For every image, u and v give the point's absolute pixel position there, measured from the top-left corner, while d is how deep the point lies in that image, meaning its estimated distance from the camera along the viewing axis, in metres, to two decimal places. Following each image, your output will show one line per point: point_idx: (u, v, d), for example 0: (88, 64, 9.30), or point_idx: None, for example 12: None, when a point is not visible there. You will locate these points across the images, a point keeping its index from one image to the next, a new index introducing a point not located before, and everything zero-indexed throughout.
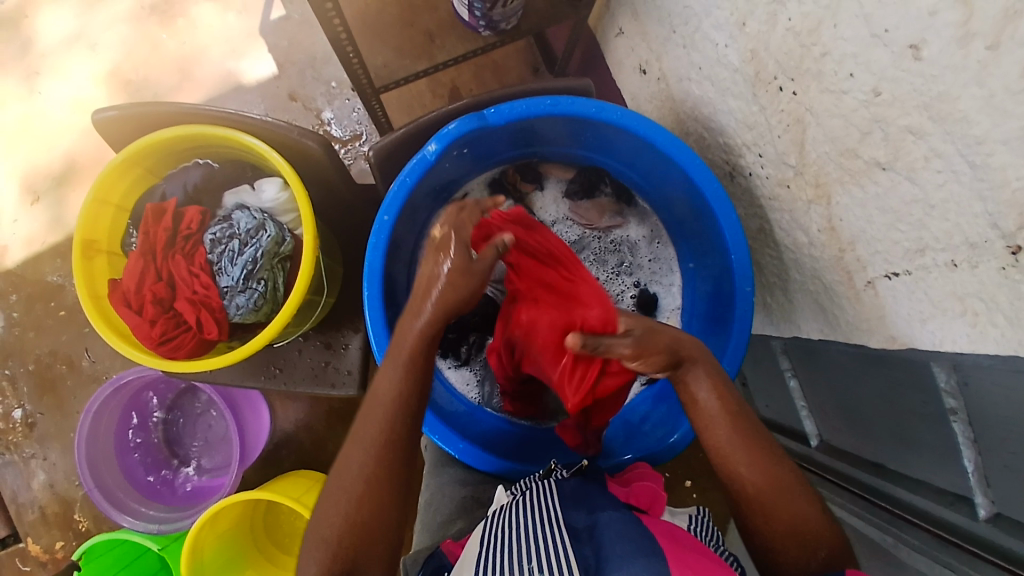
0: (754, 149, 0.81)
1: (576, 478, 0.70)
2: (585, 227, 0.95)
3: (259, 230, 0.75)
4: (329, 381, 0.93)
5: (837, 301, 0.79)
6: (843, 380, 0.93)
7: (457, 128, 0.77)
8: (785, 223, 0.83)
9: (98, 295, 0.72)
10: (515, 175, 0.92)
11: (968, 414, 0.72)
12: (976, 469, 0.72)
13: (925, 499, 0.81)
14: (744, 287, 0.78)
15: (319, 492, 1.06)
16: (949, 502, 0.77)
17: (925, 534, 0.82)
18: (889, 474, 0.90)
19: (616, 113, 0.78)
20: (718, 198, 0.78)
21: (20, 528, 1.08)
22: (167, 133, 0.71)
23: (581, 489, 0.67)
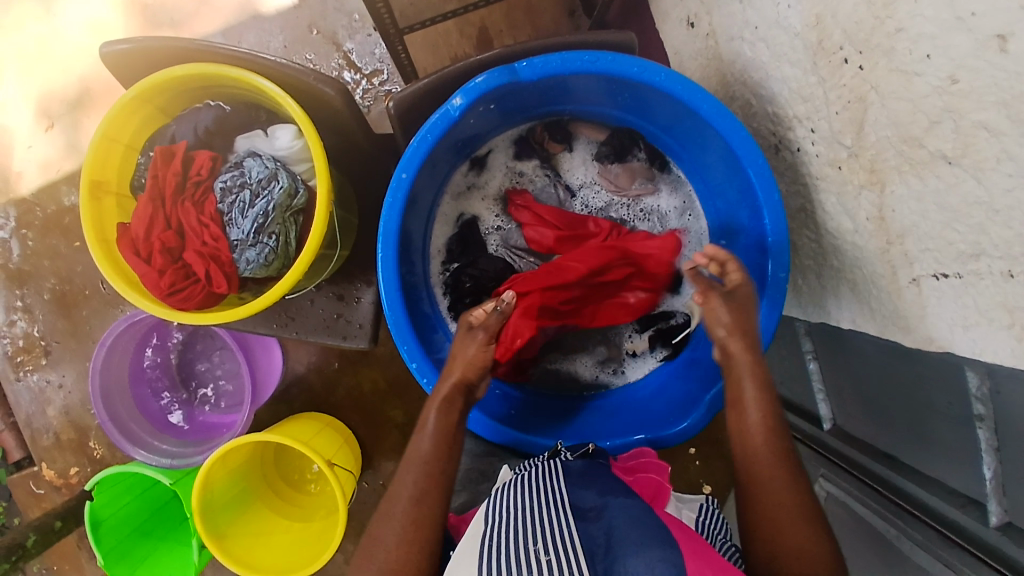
0: (806, 123, 0.75)
1: (583, 457, 0.69)
2: (614, 194, 0.88)
3: (272, 180, 0.71)
4: (341, 333, 0.92)
5: (876, 293, 0.75)
6: (866, 371, 0.90)
7: (484, 82, 0.72)
8: (830, 205, 0.77)
9: (107, 239, 0.70)
10: (543, 133, 0.86)
11: (995, 422, 0.69)
12: (994, 477, 0.71)
13: (940, 499, 0.80)
14: (778, 272, 0.74)
15: (328, 436, 1.08)
16: (961, 505, 0.76)
17: (931, 532, 0.81)
18: (902, 468, 0.88)
19: (659, 74, 0.72)
20: (760, 174, 0.73)
21: (36, 451, 1.11)
22: (180, 71, 0.67)
23: (590, 470, 0.66)
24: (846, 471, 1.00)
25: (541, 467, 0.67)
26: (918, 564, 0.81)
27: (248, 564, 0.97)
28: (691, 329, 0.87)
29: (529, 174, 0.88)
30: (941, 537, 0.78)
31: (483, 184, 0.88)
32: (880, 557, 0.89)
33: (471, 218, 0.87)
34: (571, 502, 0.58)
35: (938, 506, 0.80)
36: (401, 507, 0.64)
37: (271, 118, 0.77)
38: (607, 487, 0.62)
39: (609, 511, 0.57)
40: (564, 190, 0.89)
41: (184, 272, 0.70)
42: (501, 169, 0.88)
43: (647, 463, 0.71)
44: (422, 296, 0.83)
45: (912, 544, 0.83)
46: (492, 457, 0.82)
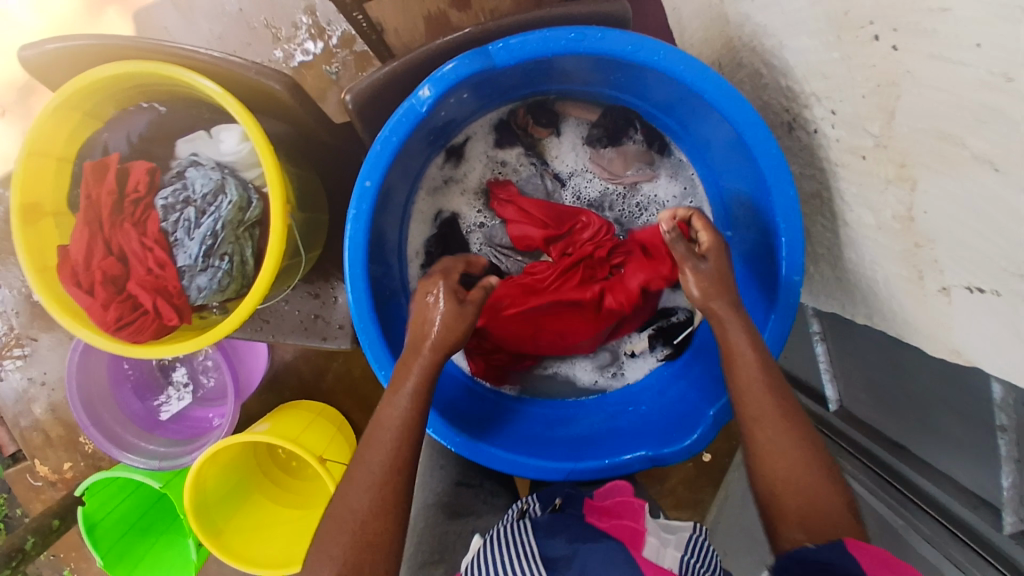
0: (826, 103, 0.65)
1: (552, 515, 0.66)
2: (609, 181, 0.81)
3: (218, 194, 0.64)
4: (320, 334, 0.86)
5: (899, 296, 0.67)
6: (876, 361, 0.85)
7: (455, 70, 0.62)
8: (851, 196, 0.68)
9: (46, 266, 0.62)
10: (526, 117, 0.77)
11: (1019, 433, 0.63)
12: (1013, 488, 0.65)
13: (949, 495, 0.75)
14: (791, 275, 0.66)
15: (318, 427, 1.05)
16: (973, 506, 0.71)
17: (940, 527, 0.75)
18: (910, 457, 0.83)
19: (656, 53, 0.62)
20: (773, 167, 0.65)
21: (26, 449, 1.09)
22: (110, 70, 0.58)
23: (560, 521, 0.64)
24: (851, 452, 0.94)
25: (512, 529, 0.64)
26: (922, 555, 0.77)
27: (248, 559, 0.97)
28: (693, 327, 0.82)
29: (513, 163, 0.81)
30: (948, 532, 0.74)
31: (461, 176, 0.80)
32: (885, 542, 0.85)
33: (450, 215, 0.80)
34: (544, 557, 0.58)
35: (946, 501, 0.75)
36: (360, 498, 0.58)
37: (214, 117, 0.69)
38: (579, 535, 0.61)
39: (580, 562, 0.56)
40: (552, 180, 0.81)
41: (131, 302, 0.63)
42: (480, 159, 0.80)
43: (621, 502, 0.66)
44: (402, 305, 0.76)
45: (918, 537, 0.78)
46: (468, 517, 0.79)
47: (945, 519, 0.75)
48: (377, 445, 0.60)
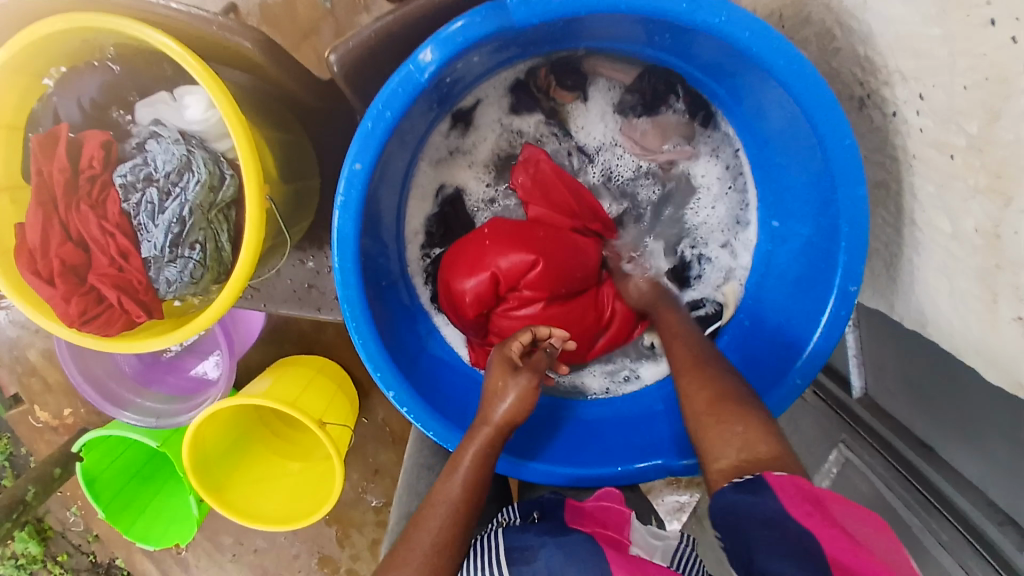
0: (912, 84, 0.54)
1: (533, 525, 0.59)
2: (640, 158, 0.72)
3: (185, 172, 0.55)
4: (315, 304, 0.81)
5: (963, 316, 0.58)
6: (924, 361, 0.78)
7: (464, 30, 0.51)
8: (926, 195, 0.58)
9: (2, 250, 0.56)
10: (548, 78, 0.68)
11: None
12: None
13: (976, 509, 0.68)
14: (847, 284, 0.57)
15: (315, 386, 1.00)
16: (998, 522, 0.65)
17: (960, 536, 0.69)
18: (935, 459, 0.75)
19: (716, 14, 0.51)
20: (845, 161, 0.54)
21: (26, 394, 1.07)
22: (49, 25, 0.48)
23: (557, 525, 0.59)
24: (870, 441, 0.86)
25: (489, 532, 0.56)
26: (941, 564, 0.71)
27: (249, 514, 0.96)
28: (721, 323, 0.71)
29: (532, 133, 0.72)
30: (967, 543, 0.67)
31: (470, 148, 0.71)
32: (896, 537, 0.79)
33: (454, 191, 0.72)
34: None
35: (973, 516, 0.68)
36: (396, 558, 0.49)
37: (177, 74, 0.59)
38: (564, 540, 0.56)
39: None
40: (577, 155, 0.72)
41: (95, 295, 0.56)
42: (493, 127, 0.71)
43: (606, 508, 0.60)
44: (400, 292, 0.69)
45: (936, 542, 0.71)
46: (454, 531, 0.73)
47: (965, 530, 0.68)
48: (430, 516, 0.52)
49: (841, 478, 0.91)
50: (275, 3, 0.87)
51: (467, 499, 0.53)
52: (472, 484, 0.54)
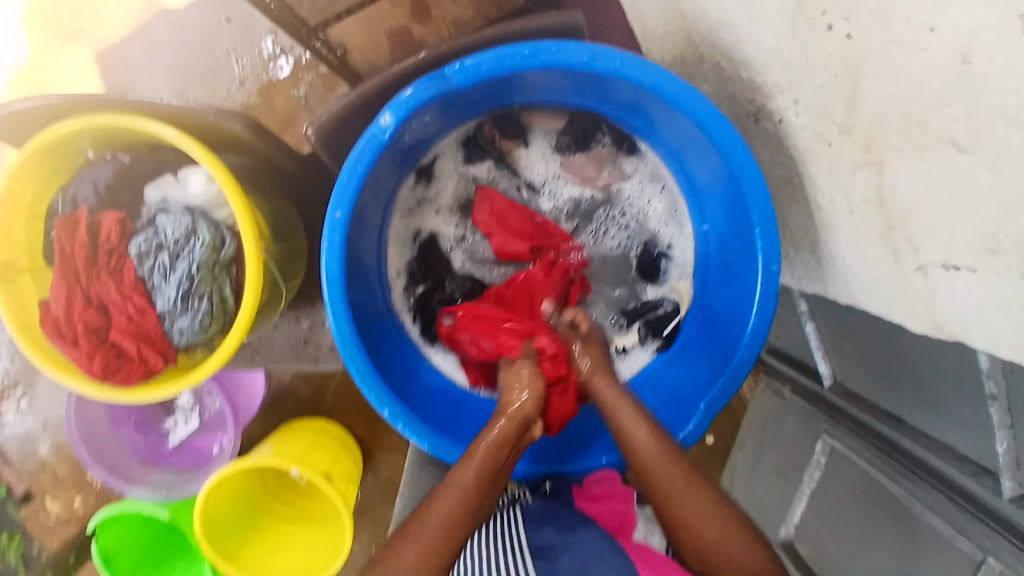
0: (788, 91, 0.65)
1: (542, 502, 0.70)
2: (582, 186, 0.82)
3: (190, 236, 0.64)
4: (313, 357, 0.88)
5: (879, 278, 0.65)
6: (867, 337, 0.83)
7: (414, 96, 0.62)
8: (823, 180, 0.68)
9: (29, 321, 0.63)
10: (493, 130, 0.78)
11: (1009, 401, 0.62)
12: (1008, 453, 0.63)
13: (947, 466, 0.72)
14: (769, 265, 0.66)
15: (317, 444, 1.05)
16: (971, 474, 0.68)
17: (944, 496, 0.73)
18: (907, 429, 0.79)
19: (614, 60, 0.62)
20: (745, 159, 0.64)
21: (37, 493, 1.10)
22: (65, 125, 0.58)
23: (548, 511, 0.67)
24: (846, 424, 0.91)
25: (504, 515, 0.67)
26: (931, 527, 0.75)
27: None
28: (681, 316, 0.81)
29: (485, 177, 0.81)
30: (953, 504, 0.71)
31: (434, 196, 0.81)
32: (887, 514, 0.82)
33: (429, 236, 0.81)
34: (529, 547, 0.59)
35: (949, 473, 0.72)
36: (408, 533, 0.59)
37: (179, 157, 0.70)
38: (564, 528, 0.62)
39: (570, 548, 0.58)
40: (527, 190, 0.82)
41: (115, 350, 0.64)
42: (451, 177, 0.81)
43: (611, 489, 0.71)
44: (388, 329, 0.77)
45: (924, 507, 0.75)
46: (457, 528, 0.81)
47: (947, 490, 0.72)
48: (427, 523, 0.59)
49: (831, 466, 0.94)
50: (256, 103, 0.99)
51: (463, 506, 0.61)
52: (487, 471, 0.63)
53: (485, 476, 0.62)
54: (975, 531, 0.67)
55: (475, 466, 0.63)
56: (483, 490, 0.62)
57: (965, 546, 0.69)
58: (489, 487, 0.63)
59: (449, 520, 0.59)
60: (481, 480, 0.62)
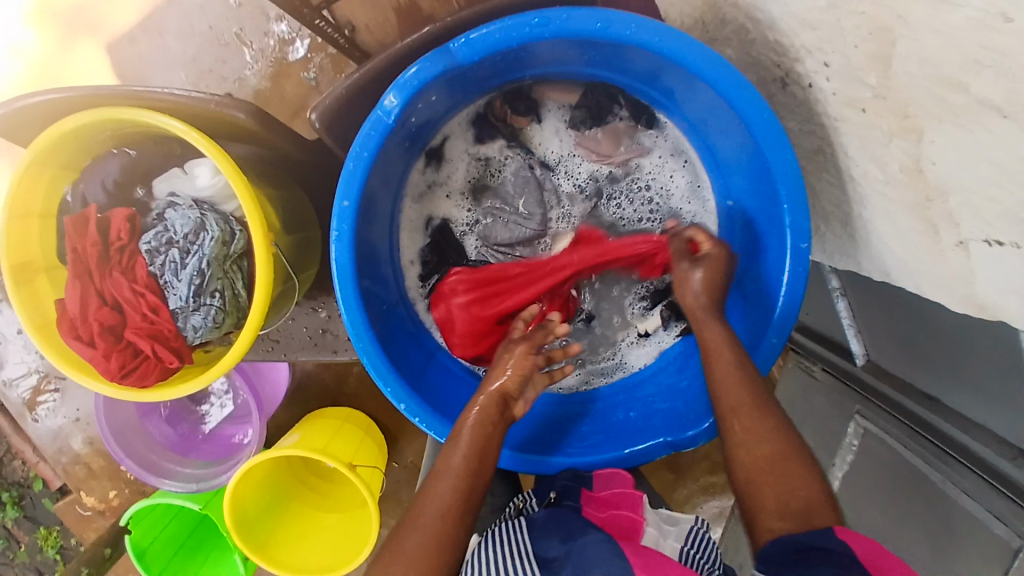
0: (817, 55, 0.61)
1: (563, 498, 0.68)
2: (598, 163, 0.79)
3: (200, 232, 0.63)
4: (331, 347, 0.87)
5: (915, 254, 0.62)
6: (898, 312, 0.80)
7: (419, 74, 0.60)
8: (855, 150, 0.64)
9: (45, 321, 0.63)
10: (503, 107, 0.76)
11: None
12: None
13: (987, 448, 0.69)
14: (798, 242, 0.63)
15: (341, 431, 1.05)
16: (1011, 458, 0.65)
17: (978, 479, 0.70)
18: (942, 409, 0.76)
19: (628, 26, 0.59)
20: (771, 131, 0.61)
21: (72, 482, 1.12)
22: (70, 121, 0.57)
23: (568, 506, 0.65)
24: (885, 408, 0.86)
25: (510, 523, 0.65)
26: (964, 509, 0.72)
27: (293, 566, 1.00)
28: None
29: (497, 157, 0.79)
30: (990, 486, 0.68)
31: (445, 179, 0.79)
32: (923, 494, 0.80)
33: (441, 221, 0.79)
34: (550, 545, 0.58)
35: (986, 455, 0.68)
36: (405, 529, 0.54)
37: (185, 151, 0.69)
38: (586, 526, 0.61)
39: (574, 557, 0.55)
40: (540, 168, 0.80)
41: (132, 349, 0.63)
42: (462, 158, 0.79)
43: (618, 494, 0.67)
44: (403, 317, 0.76)
45: (959, 490, 0.72)
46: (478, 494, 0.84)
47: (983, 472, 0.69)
48: (430, 497, 0.56)
49: (864, 448, 0.92)
50: (266, 89, 0.98)
51: (470, 466, 0.58)
52: (475, 451, 0.59)
53: (476, 462, 0.58)
54: (1015, 519, 0.64)
55: (470, 432, 0.60)
56: (476, 476, 0.58)
57: (1001, 532, 0.67)
58: (488, 454, 0.59)
59: (443, 510, 0.55)
60: (477, 441, 0.59)
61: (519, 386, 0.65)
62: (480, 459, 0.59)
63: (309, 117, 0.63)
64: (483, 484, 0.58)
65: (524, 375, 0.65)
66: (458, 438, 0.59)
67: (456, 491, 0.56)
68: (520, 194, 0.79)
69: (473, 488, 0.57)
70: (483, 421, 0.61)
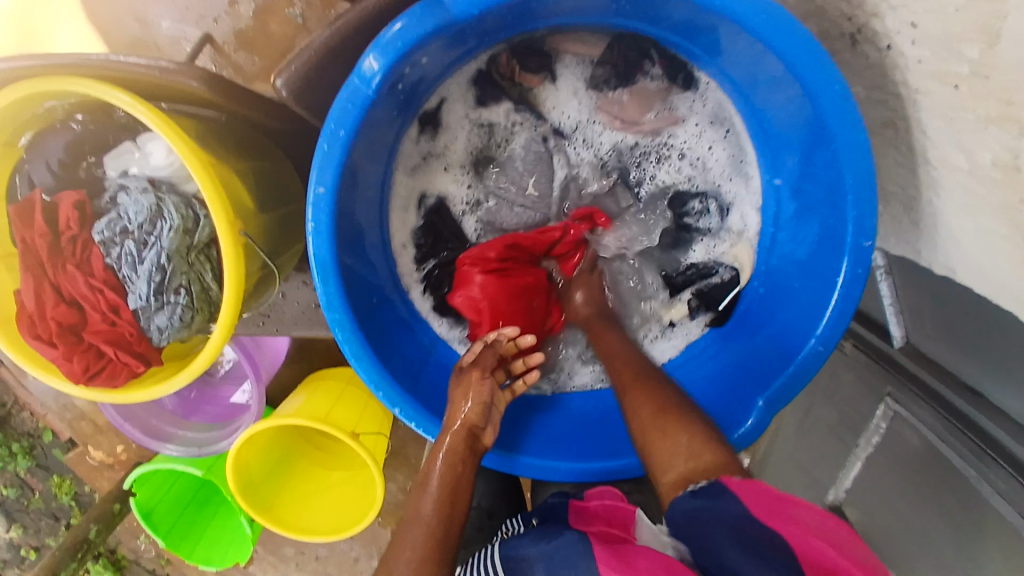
0: (903, 11, 0.49)
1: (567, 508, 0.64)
2: (623, 131, 0.68)
3: (155, 220, 0.55)
4: (324, 324, 0.81)
5: (996, 260, 0.52)
6: (963, 303, 0.71)
7: (403, 33, 0.49)
8: (936, 130, 0.53)
9: (1, 319, 0.56)
10: (511, 64, 0.65)
11: None
12: None
13: None
14: (859, 241, 0.54)
15: (344, 396, 1.01)
16: None
17: (1018, 485, 0.63)
18: (987, 407, 0.69)
19: None
20: (839, 107, 0.50)
21: (80, 436, 1.13)
22: (0, 99, 0.48)
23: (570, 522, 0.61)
24: (917, 391, 0.79)
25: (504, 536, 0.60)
26: (998, 512, 0.66)
27: (300, 528, 0.99)
28: (738, 289, 0.69)
29: (503, 124, 0.69)
30: None
31: (442, 149, 0.69)
32: (956, 494, 0.73)
33: (437, 201, 0.70)
34: None
35: None
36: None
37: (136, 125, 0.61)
38: None
39: None
40: (553, 137, 0.69)
41: (97, 348, 0.57)
42: (462, 125, 0.68)
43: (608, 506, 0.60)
44: (397, 307, 0.68)
45: (992, 491, 0.66)
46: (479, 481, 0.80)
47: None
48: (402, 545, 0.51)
49: (891, 435, 0.85)
50: (249, 28, 0.86)
51: (442, 511, 0.53)
52: (447, 493, 0.54)
53: (448, 505, 0.53)
54: None
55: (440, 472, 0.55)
56: (449, 517, 0.53)
57: None
58: (461, 493, 0.55)
59: (414, 560, 0.50)
60: (446, 481, 0.54)
61: (483, 416, 0.58)
62: (452, 500, 0.54)
63: (275, 82, 0.53)
64: (457, 526, 0.53)
65: (485, 403, 0.59)
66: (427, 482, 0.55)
67: (428, 535, 0.51)
68: (530, 172, 0.69)
69: (449, 532, 0.52)
70: (452, 460, 0.56)
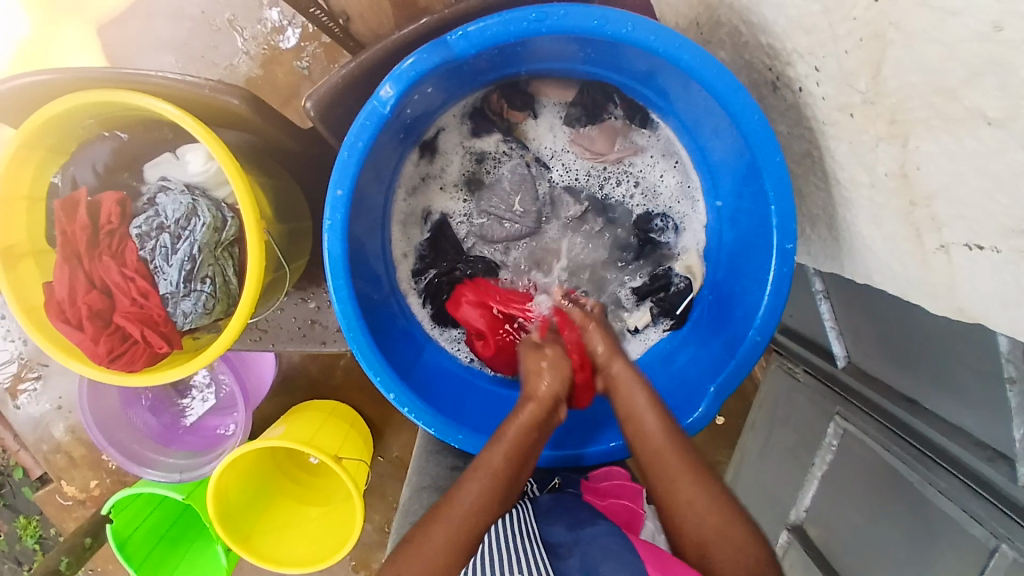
0: (809, 59, 0.62)
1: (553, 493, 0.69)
2: (592, 161, 0.80)
3: (191, 217, 0.63)
4: (320, 339, 0.87)
5: (900, 257, 0.63)
6: (883, 315, 0.82)
7: (415, 65, 0.60)
8: (842, 154, 0.65)
9: (32, 305, 0.62)
10: (500, 102, 0.77)
11: None
12: None
13: (963, 449, 0.70)
14: (784, 243, 0.64)
15: (327, 424, 1.05)
16: (987, 458, 0.66)
17: (949, 476, 0.71)
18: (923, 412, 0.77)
19: (625, 24, 0.60)
20: (762, 136, 0.62)
21: (52, 472, 1.11)
22: (61, 104, 0.57)
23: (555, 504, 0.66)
24: (862, 407, 0.88)
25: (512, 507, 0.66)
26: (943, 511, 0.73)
27: (277, 560, 0.99)
28: (693, 295, 0.79)
29: (493, 151, 0.81)
30: (968, 488, 0.69)
31: (439, 171, 0.80)
32: (900, 493, 0.81)
33: (439, 217, 0.81)
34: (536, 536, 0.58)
35: (962, 455, 0.70)
36: (440, 512, 0.61)
37: (176, 134, 0.69)
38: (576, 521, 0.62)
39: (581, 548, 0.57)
40: (535, 164, 0.81)
41: (121, 333, 0.63)
42: (456, 151, 0.80)
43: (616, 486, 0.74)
44: (394, 309, 0.76)
45: (930, 488, 0.74)
46: None
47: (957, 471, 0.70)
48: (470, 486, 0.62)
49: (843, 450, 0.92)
50: (257, 76, 0.98)
51: (512, 463, 0.63)
52: (516, 452, 0.64)
53: (519, 462, 0.64)
54: (989, 518, 0.66)
55: (516, 431, 0.65)
56: (514, 472, 0.64)
57: (978, 533, 0.67)
58: (526, 454, 0.65)
59: (478, 505, 0.61)
60: (519, 437, 0.65)
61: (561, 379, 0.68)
62: (518, 459, 0.64)
63: (306, 106, 0.64)
64: (519, 480, 0.64)
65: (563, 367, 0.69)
66: (505, 434, 0.65)
67: (495, 494, 0.62)
68: (517, 192, 0.80)
69: (509, 490, 0.63)
70: (531, 421, 0.66)
